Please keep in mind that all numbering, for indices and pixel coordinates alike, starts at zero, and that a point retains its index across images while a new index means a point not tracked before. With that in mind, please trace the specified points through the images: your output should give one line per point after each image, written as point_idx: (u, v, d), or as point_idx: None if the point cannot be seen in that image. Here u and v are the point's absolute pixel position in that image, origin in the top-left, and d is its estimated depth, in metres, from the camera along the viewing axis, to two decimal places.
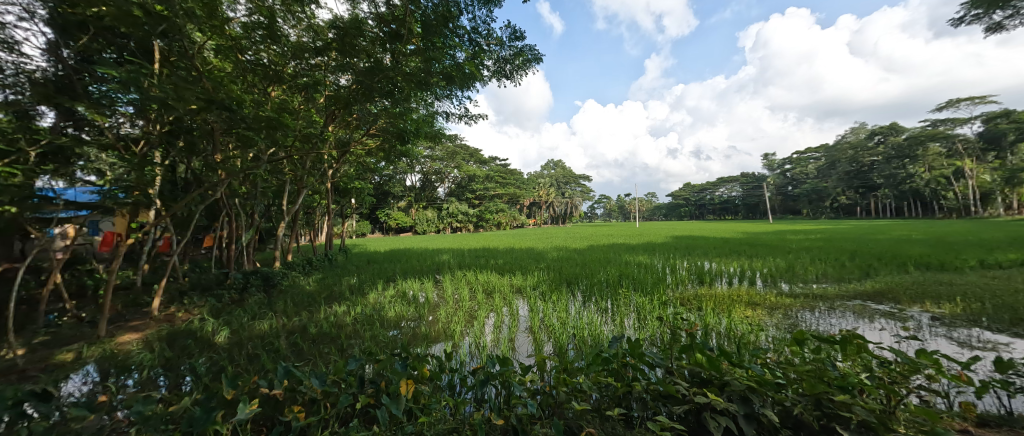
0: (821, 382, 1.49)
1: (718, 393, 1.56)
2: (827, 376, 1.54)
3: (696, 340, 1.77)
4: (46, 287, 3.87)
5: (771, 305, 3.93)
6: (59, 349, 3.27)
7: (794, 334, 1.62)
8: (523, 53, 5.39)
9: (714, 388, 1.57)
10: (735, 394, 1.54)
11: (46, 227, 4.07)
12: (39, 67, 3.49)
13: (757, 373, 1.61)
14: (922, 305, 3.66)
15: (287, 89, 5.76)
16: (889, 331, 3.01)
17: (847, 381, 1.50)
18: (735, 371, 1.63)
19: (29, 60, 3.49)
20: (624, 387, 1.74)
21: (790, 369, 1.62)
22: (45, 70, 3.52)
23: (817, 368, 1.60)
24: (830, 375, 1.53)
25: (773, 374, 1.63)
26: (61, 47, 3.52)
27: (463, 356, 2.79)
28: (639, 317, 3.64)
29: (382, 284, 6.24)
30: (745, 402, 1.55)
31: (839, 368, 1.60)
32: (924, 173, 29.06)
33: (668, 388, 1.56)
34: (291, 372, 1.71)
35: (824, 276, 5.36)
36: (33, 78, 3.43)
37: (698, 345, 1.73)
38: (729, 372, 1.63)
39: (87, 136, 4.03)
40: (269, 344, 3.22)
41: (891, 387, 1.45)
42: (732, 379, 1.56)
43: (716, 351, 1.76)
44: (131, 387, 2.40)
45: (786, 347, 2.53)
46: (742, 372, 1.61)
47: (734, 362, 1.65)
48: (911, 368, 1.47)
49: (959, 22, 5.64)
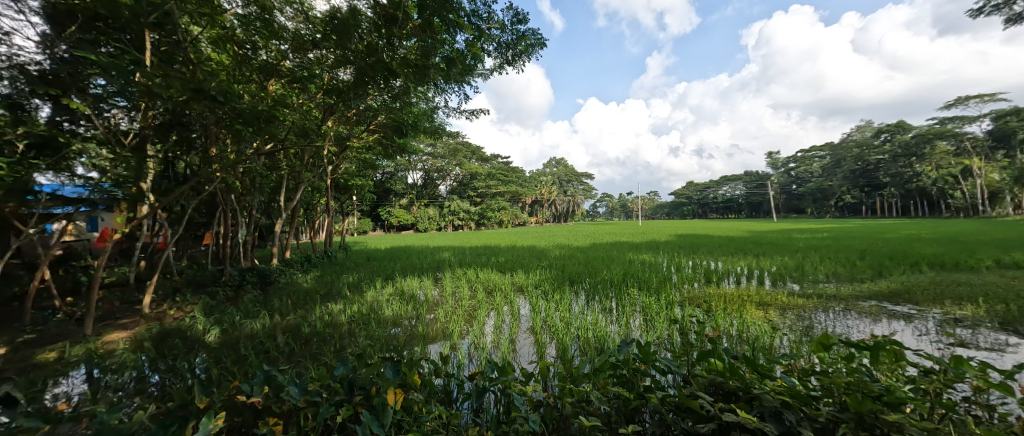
0: (865, 397, 1.32)
1: (748, 409, 1.39)
2: (869, 388, 1.37)
3: (713, 347, 1.63)
4: (31, 286, 3.76)
5: (783, 306, 3.80)
6: (42, 349, 3.17)
7: (820, 340, 1.48)
8: (526, 38, 5.21)
9: (742, 404, 1.41)
10: (767, 411, 1.37)
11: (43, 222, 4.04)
12: (33, 60, 3.32)
13: (787, 385, 1.47)
14: (942, 306, 3.54)
15: (284, 83, 5.64)
16: (911, 334, 2.89)
17: (895, 397, 1.34)
18: (762, 383, 1.47)
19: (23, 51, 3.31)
20: (636, 398, 1.59)
21: (823, 381, 1.47)
22: (40, 63, 3.35)
23: (851, 378, 1.46)
24: (875, 389, 1.37)
25: (805, 387, 1.47)
26: (56, 41, 3.33)
27: (462, 360, 2.68)
28: (646, 318, 3.50)
29: (381, 282, 6.13)
30: (778, 419, 1.39)
31: (878, 379, 1.45)
32: (931, 172, 28.70)
33: (689, 403, 1.39)
34: (271, 377, 1.62)
35: (836, 275, 5.22)
36: (26, 72, 3.25)
37: (716, 350, 1.60)
38: (757, 383, 1.48)
39: (82, 130, 3.84)
40: (260, 344, 3.12)
41: (941, 401, 1.29)
42: (763, 393, 1.40)
43: (738, 359, 1.62)
44: (112, 392, 2.30)
45: (805, 353, 2.40)
46: (770, 383, 1.46)
47: (760, 372, 1.51)
48: (954, 377, 1.33)
49: (979, 14, 5.44)
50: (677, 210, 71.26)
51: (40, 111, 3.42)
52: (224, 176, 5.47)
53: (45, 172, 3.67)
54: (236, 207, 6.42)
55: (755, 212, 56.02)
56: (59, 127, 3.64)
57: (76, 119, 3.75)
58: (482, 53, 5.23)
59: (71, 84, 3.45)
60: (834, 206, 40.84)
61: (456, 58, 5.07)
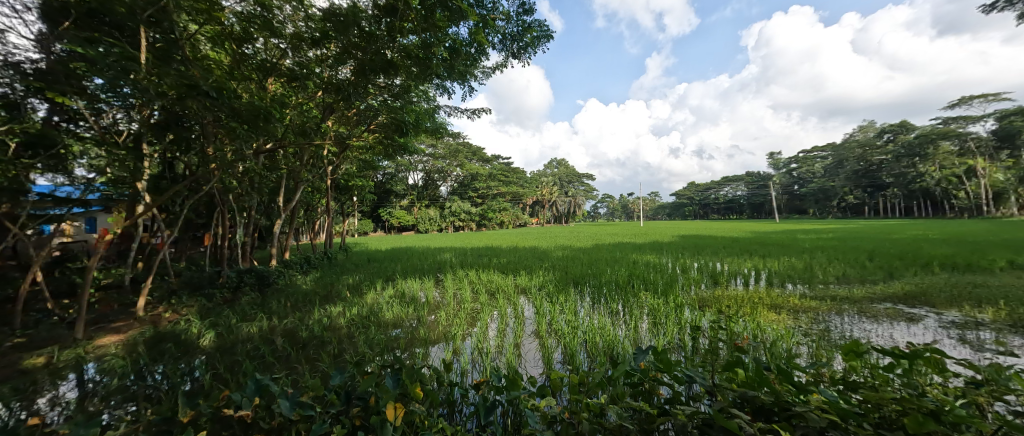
0: (923, 416, 1.17)
1: (791, 430, 1.23)
2: (922, 406, 1.23)
3: (738, 356, 1.52)
4: (22, 290, 3.66)
5: (795, 308, 3.70)
6: (31, 353, 3.09)
7: (850, 347, 1.37)
8: (532, 30, 5.11)
9: (786, 424, 1.25)
10: (812, 431, 1.24)
11: (41, 223, 3.98)
12: (30, 59, 3.15)
13: (830, 400, 1.31)
14: (961, 309, 3.43)
15: (284, 81, 5.57)
16: (933, 339, 2.78)
17: (956, 416, 1.19)
18: (804, 400, 1.32)
19: (19, 50, 3.14)
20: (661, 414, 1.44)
21: (868, 396, 1.32)
22: (37, 62, 3.17)
23: (887, 387, 1.36)
24: (931, 406, 1.22)
25: (846, 402, 1.33)
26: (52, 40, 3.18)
27: (466, 367, 2.58)
28: (655, 322, 3.41)
29: (381, 283, 6.05)
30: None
31: (928, 394, 1.30)
32: (934, 172, 28.56)
33: (724, 421, 1.24)
34: (262, 386, 1.52)
35: (845, 276, 5.12)
36: (21, 71, 3.12)
37: (746, 361, 1.45)
38: (797, 401, 1.33)
39: (81, 130, 3.78)
40: (256, 349, 3.04)
41: (1008, 419, 1.15)
42: (807, 411, 1.25)
43: (769, 370, 1.48)
44: (101, 402, 2.21)
45: (827, 361, 2.30)
46: (813, 400, 1.30)
47: (798, 385, 1.37)
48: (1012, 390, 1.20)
49: (992, 10, 5.30)
50: (679, 210, 71.13)
51: (39, 110, 3.37)
52: (222, 176, 5.39)
53: (45, 173, 3.64)
54: (234, 208, 6.35)
55: (756, 212, 55.90)
56: (56, 127, 3.58)
57: (73, 118, 3.70)
58: (486, 45, 5.12)
59: (70, 85, 3.31)
60: (835, 207, 40.72)
61: (459, 46, 4.92)
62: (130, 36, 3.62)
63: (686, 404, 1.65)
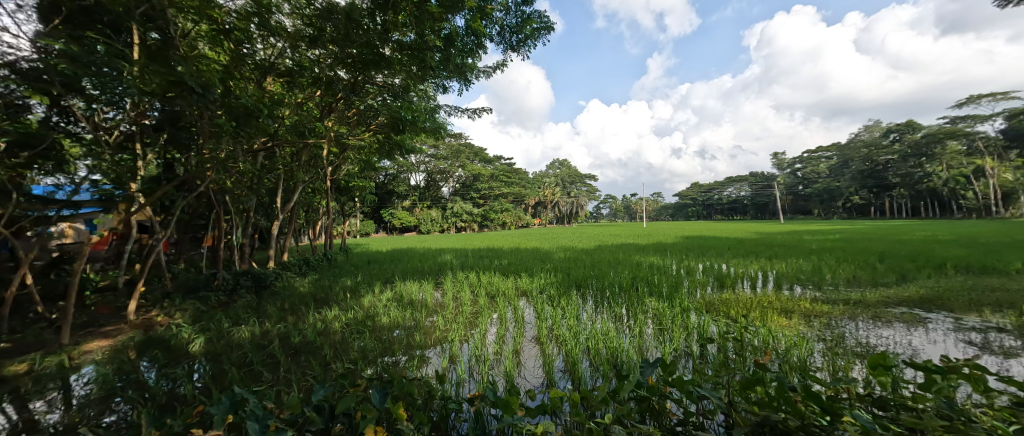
0: None
1: None
2: (971, 433, 1.10)
3: (755, 372, 1.42)
4: (9, 293, 3.58)
5: (807, 313, 3.57)
6: (14, 359, 3.02)
7: (877, 362, 1.26)
8: (531, 20, 5.02)
9: None
10: None
11: (39, 224, 3.87)
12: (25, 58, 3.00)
13: (865, 424, 1.20)
14: (980, 314, 3.31)
15: (282, 81, 5.50)
16: (955, 346, 2.66)
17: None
18: (839, 427, 1.19)
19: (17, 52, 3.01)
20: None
21: (907, 419, 1.20)
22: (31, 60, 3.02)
23: (928, 410, 1.24)
24: (981, 432, 1.09)
25: (883, 427, 1.21)
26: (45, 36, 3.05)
27: (464, 379, 2.48)
28: (661, 328, 3.30)
29: (380, 286, 5.96)
30: None
31: (973, 416, 1.18)
32: (941, 172, 28.16)
33: None
34: (238, 402, 1.42)
35: (856, 279, 4.98)
36: (20, 72, 2.99)
37: (769, 381, 1.33)
38: (830, 429, 1.20)
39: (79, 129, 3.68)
40: (245, 356, 2.96)
41: None
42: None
43: (796, 390, 1.35)
44: (79, 414, 2.13)
45: (843, 372, 2.19)
46: (848, 427, 1.18)
47: (830, 407, 1.24)
48: None
49: (1008, 3, 5.14)
50: (682, 211, 70.78)
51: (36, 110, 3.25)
52: (218, 176, 5.32)
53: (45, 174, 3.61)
54: (231, 209, 6.28)
55: (761, 213, 55.47)
56: (54, 128, 3.48)
57: (69, 118, 3.60)
58: (485, 37, 5.03)
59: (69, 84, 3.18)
60: (841, 207, 40.30)
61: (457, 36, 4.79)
62: (126, 36, 3.54)
63: (702, 424, 1.55)
